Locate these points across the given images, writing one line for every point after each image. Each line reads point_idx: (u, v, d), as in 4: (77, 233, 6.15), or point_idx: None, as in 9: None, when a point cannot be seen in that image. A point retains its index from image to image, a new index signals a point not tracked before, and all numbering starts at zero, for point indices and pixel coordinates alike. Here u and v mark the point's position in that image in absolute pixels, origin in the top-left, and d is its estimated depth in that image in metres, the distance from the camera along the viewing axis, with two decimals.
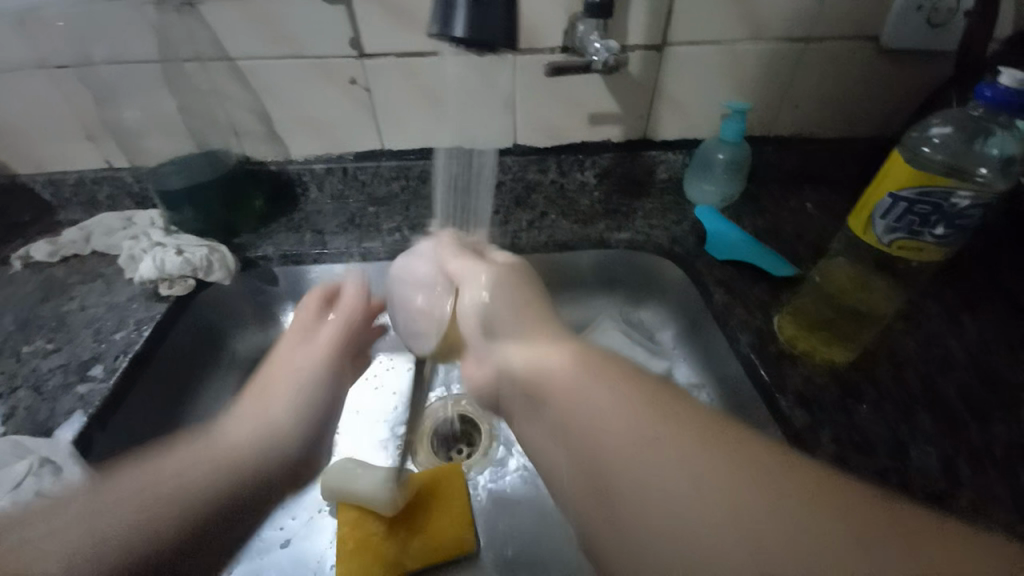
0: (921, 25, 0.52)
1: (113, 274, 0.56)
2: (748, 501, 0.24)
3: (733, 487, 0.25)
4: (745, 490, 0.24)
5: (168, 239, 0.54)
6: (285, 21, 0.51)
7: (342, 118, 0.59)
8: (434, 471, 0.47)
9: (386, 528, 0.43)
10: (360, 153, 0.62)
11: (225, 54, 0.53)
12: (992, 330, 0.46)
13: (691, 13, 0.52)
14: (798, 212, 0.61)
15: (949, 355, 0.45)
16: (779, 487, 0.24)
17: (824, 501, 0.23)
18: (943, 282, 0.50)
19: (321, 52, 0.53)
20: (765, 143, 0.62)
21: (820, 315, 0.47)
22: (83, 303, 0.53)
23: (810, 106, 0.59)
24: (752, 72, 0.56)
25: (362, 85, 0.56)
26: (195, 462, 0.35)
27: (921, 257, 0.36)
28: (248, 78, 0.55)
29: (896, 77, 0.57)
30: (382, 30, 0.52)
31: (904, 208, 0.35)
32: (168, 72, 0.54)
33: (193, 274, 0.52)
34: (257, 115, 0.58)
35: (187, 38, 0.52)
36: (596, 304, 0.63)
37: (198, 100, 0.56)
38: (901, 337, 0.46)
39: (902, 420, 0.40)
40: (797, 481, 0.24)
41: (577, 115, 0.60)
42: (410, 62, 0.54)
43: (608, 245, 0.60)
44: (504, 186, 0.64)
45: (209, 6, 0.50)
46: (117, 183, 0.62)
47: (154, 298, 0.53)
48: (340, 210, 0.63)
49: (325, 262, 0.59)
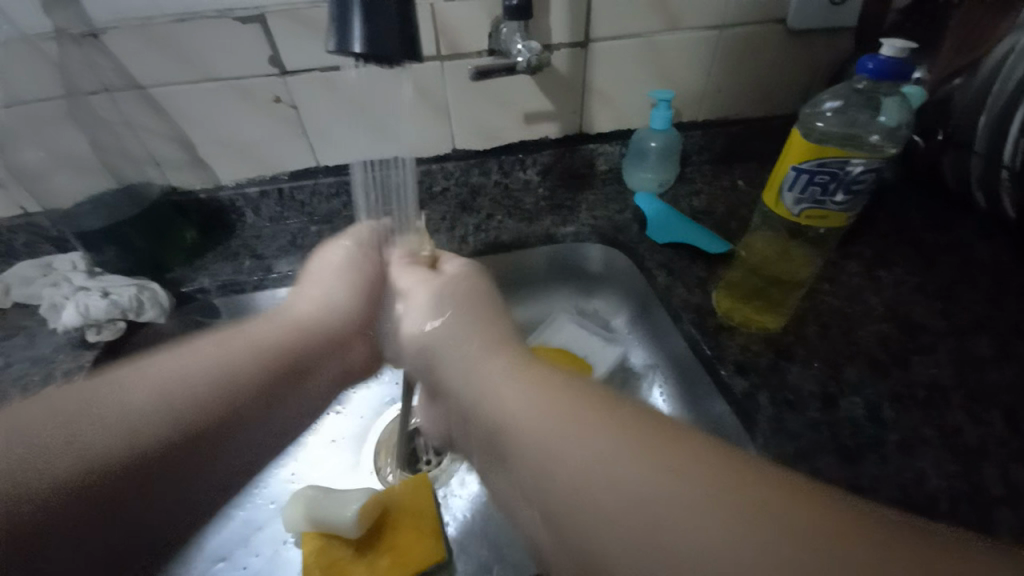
0: (821, 4, 0.56)
1: (34, 325, 0.52)
2: (685, 500, 0.21)
3: (665, 483, 0.22)
4: (682, 488, 0.22)
5: (91, 282, 0.51)
6: (196, 44, 0.49)
7: (271, 138, 0.57)
8: (399, 487, 0.46)
9: (352, 551, 0.42)
10: (295, 172, 0.61)
11: (135, 82, 0.51)
12: (908, 283, 0.50)
13: (608, 8, 0.53)
14: (730, 190, 0.63)
15: (874, 311, 0.48)
16: (729, 485, 0.21)
17: (799, 498, 0.20)
18: (865, 243, 0.54)
19: (239, 72, 0.52)
20: (694, 128, 0.64)
21: (750, 286, 0.50)
22: (3, 360, 0.49)
23: (730, 89, 0.62)
24: (673, 61, 0.58)
25: (288, 102, 0.55)
26: (232, 347, 0.37)
27: (827, 224, 0.39)
28: (164, 105, 0.53)
29: (805, 55, 0.60)
30: (300, 46, 0.51)
31: (806, 179, 0.37)
32: (74, 105, 0.51)
33: (123, 316, 0.49)
34: (178, 143, 0.56)
35: (90, 69, 0.50)
36: (549, 299, 0.64)
37: (110, 133, 0.53)
38: (830, 298, 0.49)
39: (834, 376, 0.42)
40: (748, 484, 0.21)
41: (511, 115, 0.60)
42: (334, 76, 0.53)
43: (555, 240, 0.61)
44: (448, 192, 0.64)
45: (111, 34, 0.48)
46: (31, 227, 0.58)
47: (83, 346, 0.50)
48: (279, 233, 0.61)
49: (268, 287, 0.57)
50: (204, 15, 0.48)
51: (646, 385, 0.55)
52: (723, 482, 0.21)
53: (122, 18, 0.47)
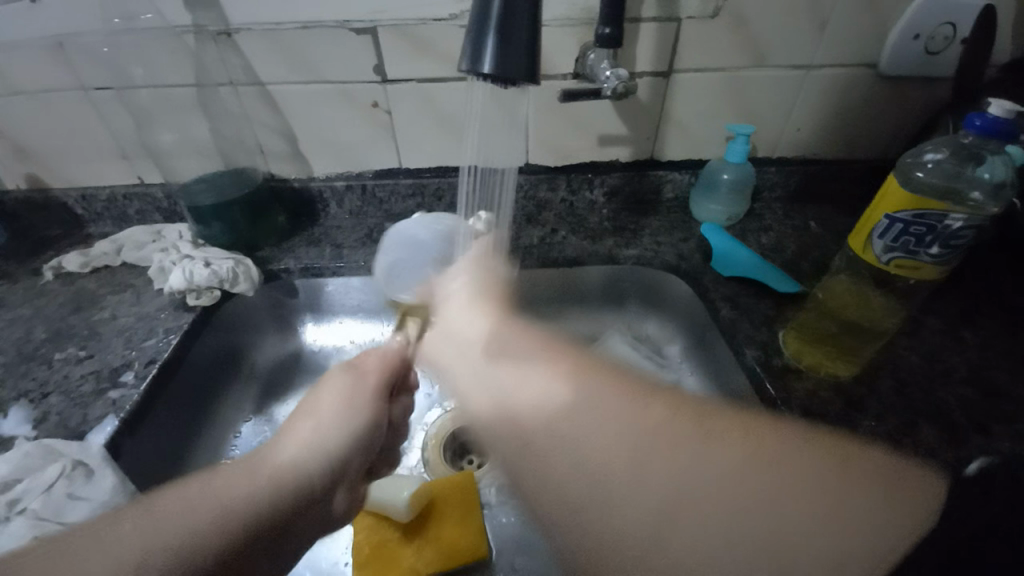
0: (919, 52, 0.55)
1: (141, 285, 0.59)
2: (727, 479, 0.28)
3: (717, 475, 0.28)
4: (726, 473, 0.28)
5: (196, 252, 0.57)
6: (315, 49, 0.54)
7: (363, 138, 0.62)
8: (448, 481, 0.48)
9: (400, 534, 0.45)
10: (379, 170, 0.65)
11: (255, 79, 0.57)
12: (991, 345, 0.48)
13: (698, 42, 0.54)
14: (801, 230, 0.63)
15: (952, 371, 0.46)
16: (751, 458, 0.28)
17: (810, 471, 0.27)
18: (945, 299, 0.52)
19: (347, 77, 0.56)
20: (769, 164, 0.64)
21: (823, 330, 0.49)
22: (113, 312, 0.55)
23: (812, 129, 0.61)
24: (756, 97, 0.59)
25: (384, 107, 0.59)
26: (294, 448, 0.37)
27: (921, 275, 0.38)
28: (276, 101, 0.58)
29: (895, 101, 0.59)
30: (404, 58, 0.55)
31: (900, 229, 0.37)
32: (203, 95, 0.57)
33: (219, 285, 0.54)
34: (282, 135, 0.61)
35: (220, 64, 0.56)
36: (604, 318, 0.65)
37: (227, 122, 0.59)
38: (905, 352, 0.47)
39: (905, 431, 0.41)
40: (785, 478, 0.27)
41: (587, 136, 0.62)
42: (429, 87, 0.57)
43: (617, 261, 0.62)
44: (517, 203, 0.66)
45: (244, 34, 0.53)
46: (146, 198, 0.65)
47: (181, 308, 0.55)
48: (358, 226, 0.66)
49: (343, 274, 0.61)
50: (325, 23, 0.53)
51: None
52: (752, 479, 0.28)
53: (254, 21, 0.53)
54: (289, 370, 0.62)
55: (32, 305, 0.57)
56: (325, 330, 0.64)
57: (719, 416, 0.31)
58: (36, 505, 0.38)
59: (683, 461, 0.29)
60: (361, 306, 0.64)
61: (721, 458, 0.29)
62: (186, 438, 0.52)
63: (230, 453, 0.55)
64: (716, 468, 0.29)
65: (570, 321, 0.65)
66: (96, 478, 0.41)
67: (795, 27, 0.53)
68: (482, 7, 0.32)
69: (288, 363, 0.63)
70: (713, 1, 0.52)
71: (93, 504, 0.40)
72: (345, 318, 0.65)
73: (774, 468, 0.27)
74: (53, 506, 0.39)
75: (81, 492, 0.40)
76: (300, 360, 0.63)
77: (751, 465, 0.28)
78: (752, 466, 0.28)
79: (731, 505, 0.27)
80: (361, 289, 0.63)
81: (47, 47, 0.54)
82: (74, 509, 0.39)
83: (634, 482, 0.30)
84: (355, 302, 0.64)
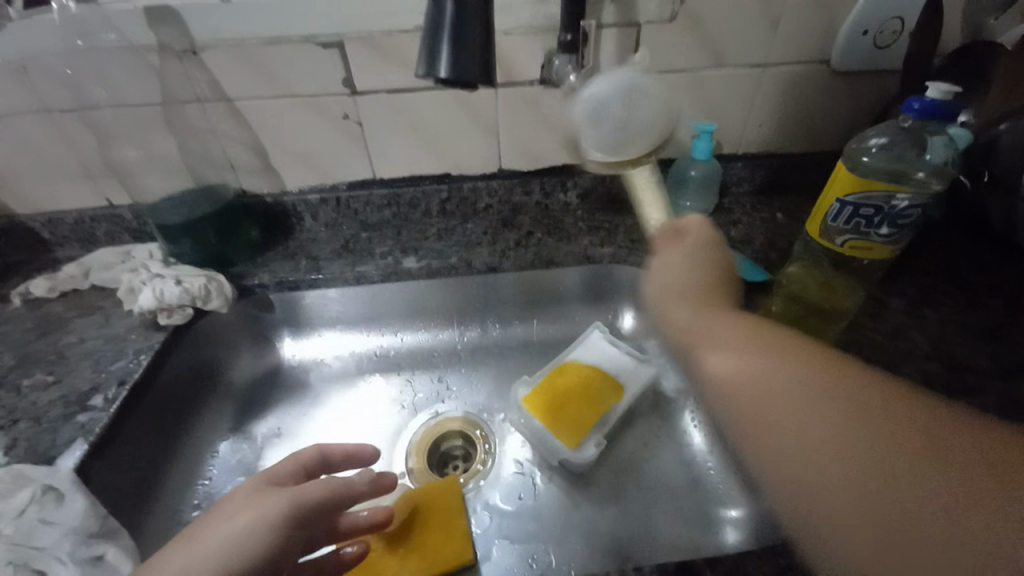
0: (868, 47, 0.57)
1: (111, 307, 0.57)
2: (839, 441, 0.32)
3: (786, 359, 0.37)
4: (844, 439, 0.32)
5: (167, 270, 0.56)
6: (281, 64, 0.55)
7: (336, 150, 0.62)
8: (430, 488, 0.48)
9: (384, 544, 0.44)
10: (352, 182, 0.65)
11: (224, 95, 0.56)
12: (954, 321, 0.49)
13: (657, 45, 0.56)
14: (769, 222, 0.64)
15: (919, 349, 0.47)
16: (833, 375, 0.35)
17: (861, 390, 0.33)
18: (910, 281, 0.53)
19: (315, 91, 0.57)
20: (734, 160, 0.66)
21: (789, 314, 0.50)
22: (82, 335, 0.54)
23: (771, 125, 0.64)
24: (716, 97, 0.61)
25: (354, 119, 0.60)
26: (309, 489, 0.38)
27: (871, 254, 0.39)
28: (245, 116, 0.58)
29: (849, 96, 0.62)
30: (373, 70, 0.56)
31: (851, 211, 0.38)
32: (169, 113, 0.57)
33: (191, 303, 0.54)
34: (252, 150, 0.61)
35: (187, 82, 0.55)
36: (584, 317, 0.65)
37: (197, 139, 0.59)
38: (870, 331, 0.48)
39: None
40: (842, 396, 0.33)
41: (557, 140, 0.63)
42: (399, 97, 0.58)
43: (593, 261, 0.62)
44: (492, 210, 0.67)
45: (209, 52, 0.53)
46: (115, 219, 0.63)
47: (153, 329, 0.54)
48: (333, 237, 0.66)
49: (320, 286, 0.61)
50: (291, 38, 0.53)
51: (679, 410, 0.55)
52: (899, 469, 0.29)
53: (218, 38, 0.53)
54: (268, 387, 0.61)
55: None
56: (304, 344, 0.64)
57: (793, 370, 0.37)
58: (7, 531, 0.37)
59: (783, 390, 0.36)
60: (339, 318, 0.64)
61: (840, 434, 0.32)
62: (158, 462, 0.50)
63: (209, 473, 0.54)
64: (773, 365, 0.37)
65: (548, 322, 0.65)
66: (67, 501, 0.40)
67: (747, 29, 0.56)
68: (437, 13, 0.33)
69: (267, 380, 0.61)
70: (669, 6, 0.54)
71: (64, 529, 0.38)
72: (325, 331, 0.64)
73: (864, 415, 0.32)
74: (25, 531, 0.38)
75: (53, 516, 0.39)
76: (279, 377, 0.62)
77: (836, 400, 0.33)
78: (819, 403, 0.34)
79: (853, 448, 0.31)
80: (339, 301, 0.62)
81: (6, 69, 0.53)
82: (46, 533, 0.38)
83: (767, 380, 0.37)
84: (333, 313, 0.63)
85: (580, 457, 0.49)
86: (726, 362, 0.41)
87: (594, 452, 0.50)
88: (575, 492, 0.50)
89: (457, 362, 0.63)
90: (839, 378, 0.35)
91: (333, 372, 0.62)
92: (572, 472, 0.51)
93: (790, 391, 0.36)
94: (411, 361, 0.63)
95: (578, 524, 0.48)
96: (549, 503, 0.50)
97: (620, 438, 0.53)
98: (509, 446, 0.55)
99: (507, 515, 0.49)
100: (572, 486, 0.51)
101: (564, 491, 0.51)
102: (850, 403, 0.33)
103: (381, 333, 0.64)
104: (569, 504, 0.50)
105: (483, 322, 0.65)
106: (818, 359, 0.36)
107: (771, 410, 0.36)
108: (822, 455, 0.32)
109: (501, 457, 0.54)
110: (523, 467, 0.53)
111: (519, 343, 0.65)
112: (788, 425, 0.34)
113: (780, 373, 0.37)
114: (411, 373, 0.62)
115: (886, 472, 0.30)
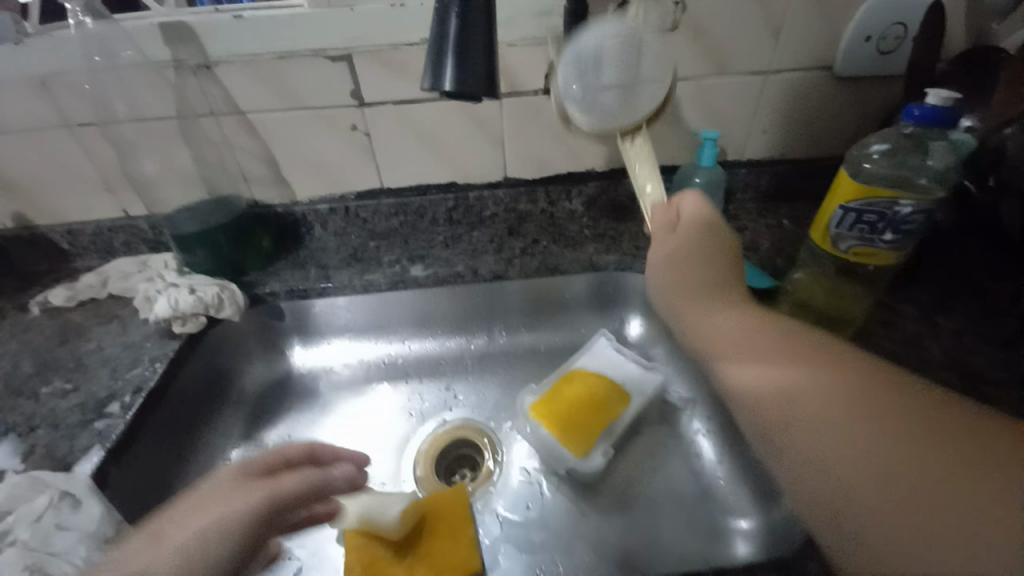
0: (872, 53, 0.57)
1: (127, 315, 0.59)
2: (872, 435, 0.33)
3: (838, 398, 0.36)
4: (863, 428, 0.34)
5: (181, 279, 0.57)
6: (292, 77, 0.56)
7: (345, 161, 0.63)
8: (439, 496, 0.48)
9: (392, 552, 0.44)
10: (360, 192, 0.67)
11: (236, 109, 0.58)
12: (965, 327, 0.48)
13: None
14: (775, 228, 0.64)
15: (928, 356, 0.46)
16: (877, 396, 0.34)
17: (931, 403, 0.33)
18: (918, 287, 0.53)
19: (325, 103, 0.58)
20: (738, 167, 0.66)
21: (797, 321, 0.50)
22: (100, 343, 0.55)
23: (776, 131, 0.64)
24: (719, 104, 0.61)
25: (362, 130, 0.61)
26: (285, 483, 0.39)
27: (876, 260, 0.39)
28: (257, 128, 0.60)
29: (853, 102, 0.62)
30: (381, 83, 0.57)
31: (854, 219, 0.38)
32: (184, 126, 0.59)
33: (204, 311, 0.55)
34: (264, 161, 0.63)
35: (202, 96, 0.57)
36: (590, 325, 0.66)
37: (211, 151, 0.61)
38: (878, 338, 0.48)
39: None
40: (918, 414, 0.32)
41: (561, 149, 0.64)
42: (406, 108, 0.59)
43: (598, 268, 0.62)
44: (498, 217, 0.68)
45: (222, 67, 0.55)
46: (132, 229, 0.65)
47: (168, 336, 0.55)
48: (342, 246, 0.67)
49: (329, 295, 0.62)
50: (301, 53, 0.55)
51: (688, 419, 0.55)
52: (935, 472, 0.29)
53: (232, 54, 0.54)
54: (278, 394, 0.62)
55: (17, 340, 0.57)
56: (314, 352, 0.65)
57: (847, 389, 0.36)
58: (24, 536, 0.38)
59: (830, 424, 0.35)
60: (347, 326, 0.65)
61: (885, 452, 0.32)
62: (172, 467, 0.51)
63: None
64: (794, 379, 0.40)
65: (554, 329, 0.66)
66: (84, 506, 0.40)
67: (750, 37, 0.56)
68: (441, 30, 0.34)
69: (277, 387, 0.62)
70: (671, 15, 0.55)
71: (80, 534, 0.39)
72: (333, 339, 0.65)
73: (906, 427, 0.32)
74: (40, 537, 0.39)
75: (69, 521, 0.39)
76: (289, 384, 0.63)
77: (878, 419, 0.33)
78: (869, 420, 0.34)
79: (868, 444, 0.33)
80: (347, 309, 0.63)
81: (32, 87, 0.55)
82: (61, 538, 0.39)
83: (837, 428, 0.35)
84: (342, 322, 0.64)
85: (586, 466, 0.49)
86: (743, 371, 0.44)
87: (602, 460, 0.50)
88: (581, 499, 0.50)
89: (464, 369, 0.64)
90: (886, 398, 0.34)
91: (341, 379, 0.63)
92: (578, 480, 0.51)
93: (828, 428, 0.35)
94: (418, 368, 0.64)
95: (584, 534, 0.48)
96: (556, 511, 0.50)
97: (627, 446, 0.53)
98: (516, 454, 0.55)
99: (513, 523, 0.50)
100: (579, 494, 0.51)
101: (570, 499, 0.51)
102: (869, 398, 0.35)
103: (388, 341, 0.65)
104: (575, 512, 0.50)
105: (489, 329, 0.66)
106: (864, 372, 0.37)
107: (827, 462, 0.34)
108: (870, 474, 0.32)
109: (507, 465, 0.54)
110: (530, 475, 0.53)
111: (525, 349, 0.65)
112: (819, 447, 0.35)
113: (815, 393, 0.37)
114: (419, 380, 0.63)
115: (914, 474, 0.30)
